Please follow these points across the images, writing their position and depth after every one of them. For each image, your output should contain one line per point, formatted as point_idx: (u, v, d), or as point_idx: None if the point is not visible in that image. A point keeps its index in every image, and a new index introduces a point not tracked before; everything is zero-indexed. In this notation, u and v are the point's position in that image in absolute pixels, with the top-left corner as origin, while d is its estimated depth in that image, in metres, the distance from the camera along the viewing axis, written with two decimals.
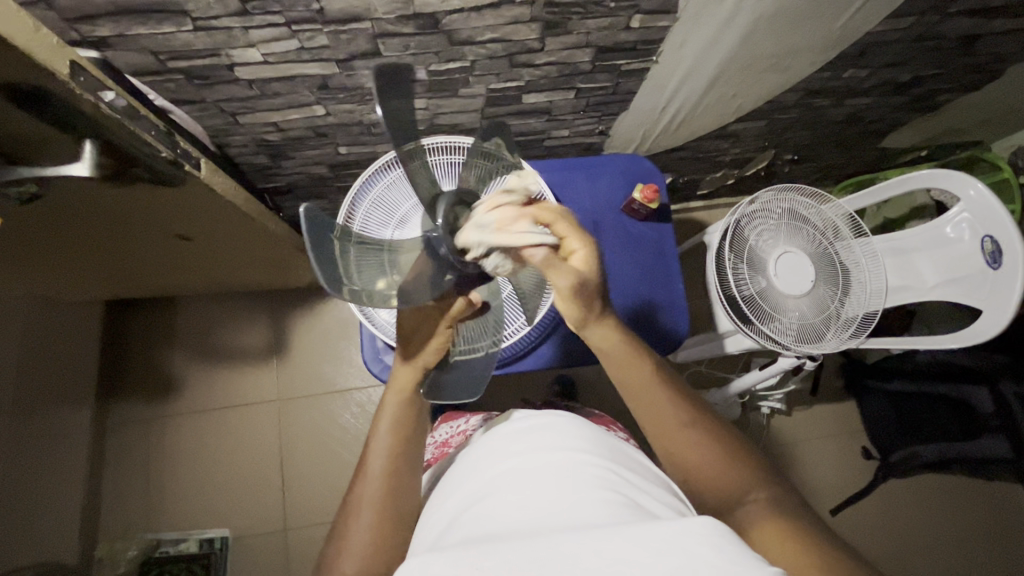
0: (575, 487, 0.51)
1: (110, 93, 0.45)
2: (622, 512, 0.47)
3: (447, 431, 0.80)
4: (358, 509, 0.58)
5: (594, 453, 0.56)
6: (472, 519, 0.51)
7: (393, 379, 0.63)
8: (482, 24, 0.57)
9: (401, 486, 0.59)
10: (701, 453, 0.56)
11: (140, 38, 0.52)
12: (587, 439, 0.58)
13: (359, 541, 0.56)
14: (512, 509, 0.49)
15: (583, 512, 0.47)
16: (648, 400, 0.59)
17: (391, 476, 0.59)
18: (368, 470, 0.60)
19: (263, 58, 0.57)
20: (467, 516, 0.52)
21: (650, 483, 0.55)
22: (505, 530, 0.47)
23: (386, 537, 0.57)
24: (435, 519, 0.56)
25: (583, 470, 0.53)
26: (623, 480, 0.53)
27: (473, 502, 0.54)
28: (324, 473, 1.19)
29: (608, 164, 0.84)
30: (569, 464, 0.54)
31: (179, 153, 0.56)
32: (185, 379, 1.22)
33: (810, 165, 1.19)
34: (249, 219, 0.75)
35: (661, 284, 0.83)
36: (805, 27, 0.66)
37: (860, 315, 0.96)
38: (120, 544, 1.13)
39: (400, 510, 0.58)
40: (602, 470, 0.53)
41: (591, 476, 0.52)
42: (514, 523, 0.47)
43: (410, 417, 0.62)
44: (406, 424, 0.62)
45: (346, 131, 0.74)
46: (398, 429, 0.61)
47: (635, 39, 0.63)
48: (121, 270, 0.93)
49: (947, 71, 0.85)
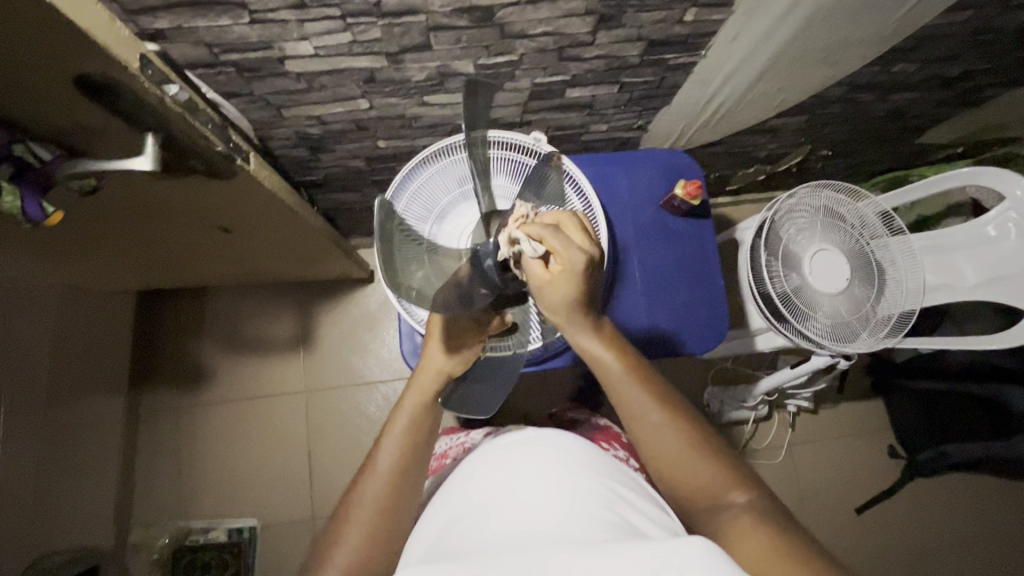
0: (571, 500, 0.52)
1: (174, 86, 0.45)
2: (615, 532, 0.49)
3: (446, 442, 0.82)
4: (357, 504, 0.58)
5: (593, 469, 0.57)
6: (474, 526, 0.52)
7: (415, 380, 0.65)
8: (536, 17, 0.56)
9: (402, 489, 0.60)
10: (674, 453, 0.57)
11: (197, 31, 0.51)
12: (586, 455, 0.59)
13: (354, 537, 0.56)
14: (509, 520, 0.51)
15: (577, 526, 0.49)
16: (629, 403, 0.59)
17: (394, 477, 0.59)
18: (375, 468, 0.60)
19: (315, 51, 0.57)
20: (462, 527, 0.53)
21: (645, 507, 0.56)
22: (496, 544, 0.49)
23: (379, 538, 0.57)
24: (430, 529, 0.57)
25: (583, 486, 0.54)
26: (620, 498, 0.55)
27: (469, 511, 0.55)
28: (352, 464, 1.20)
29: (647, 159, 0.83)
30: (573, 476, 0.55)
31: (232, 147, 0.56)
32: (214, 369, 1.23)
33: (843, 161, 1.17)
34: (289, 213, 0.75)
35: (698, 281, 0.82)
36: (860, 21, 0.64)
37: (896, 314, 0.95)
38: (152, 530, 1.15)
39: (399, 513, 0.59)
40: (601, 487, 0.55)
41: (591, 492, 0.54)
42: (511, 535, 0.49)
43: (423, 421, 0.63)
44: (417, 428, 0.62)
45: (387, 125, 0.74)
46: (408, 433, 0.62)
47: (688, 33, 0.62)
48: (157, 261, 0.94)
49: (997, 66, 0.83)
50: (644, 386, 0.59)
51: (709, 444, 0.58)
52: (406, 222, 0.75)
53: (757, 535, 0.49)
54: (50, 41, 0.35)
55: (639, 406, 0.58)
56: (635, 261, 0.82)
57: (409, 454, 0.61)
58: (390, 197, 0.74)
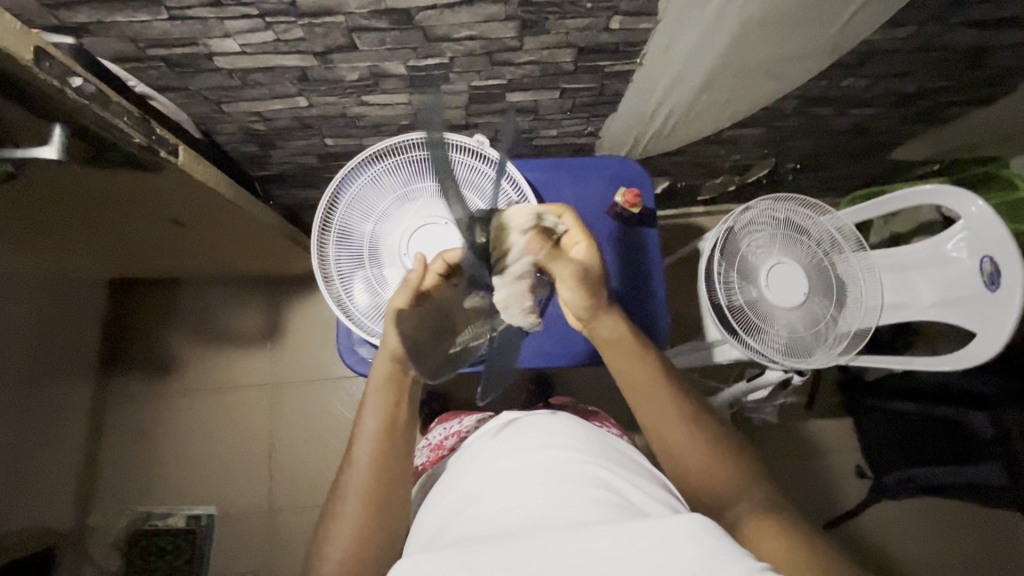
0: (563, 484, 0.53)
1: (78, 78, 0.46)
2: (611, 510, 0.50)
3: (441, 433, 0.79)
4: (344, 498, 0.59)
5: (584, 452, 0.58)
6: (467, 520, 0.53)
7: (377, 369, 0.65)
8: (457, 21, 0.56)
9: (388, 475, 0.60)
10: (695, 449, 0.59)
11: (120, 25, 0.53)
12: (577, 440, 0.60)
13: (346, 531, 0.57)
14: (504, 509, 0.52)
15: (572, 509, 0.50)
16: (647, 394, 0.62)
17: (379, 465, 0.60)
18: (352, 460, 0.61)
19: (241, 49, 0.58)
20: (461, 517, 0.54)
21: (641, 481, 0.56)
22: (496, 530, 0.49)
23: (373, 526, 0.57)
24: (433, 518, 0.58)
25: (573, 470, 0.55)
26: (613, 478, 0.55)
27: (465, 505, 0.55)
28: (311, 458, 1.22)
29: (594, 166, 0.84)
30: (560, 464, 0.56)
31: (155, 140, 0.57)
32: (182, 359, 1.25)
33: (815, 175, 1.16)
34: (234, 206, 0.76)
35: (641, 289, 0.82)
36: (796, 33, 0.64)
37: (852, 330, 0.93)
38: (113, 514, 1.16)
39: (389, 498, 0.59)
40: (591, 469, 0.55)
41: (580, 474, 0.54)
42: (507, 522, 0.50)
43: (394, 405, 0.63)
44: (389, 413, 0.63)
45: (331, 123, 0.75)
46: (379, 420, 0.62)
47: (618, 41, 0.62)
48: (119, 250, 0.96)
49: (954, 83, 0.82)
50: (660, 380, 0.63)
51: (717, 433, 0.60)
52: (348, 221, 0.77)
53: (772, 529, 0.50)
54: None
55: (658, 395, 0.62)
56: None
57: (385, 440, 0.62)
58: (331, 195, 0.76)
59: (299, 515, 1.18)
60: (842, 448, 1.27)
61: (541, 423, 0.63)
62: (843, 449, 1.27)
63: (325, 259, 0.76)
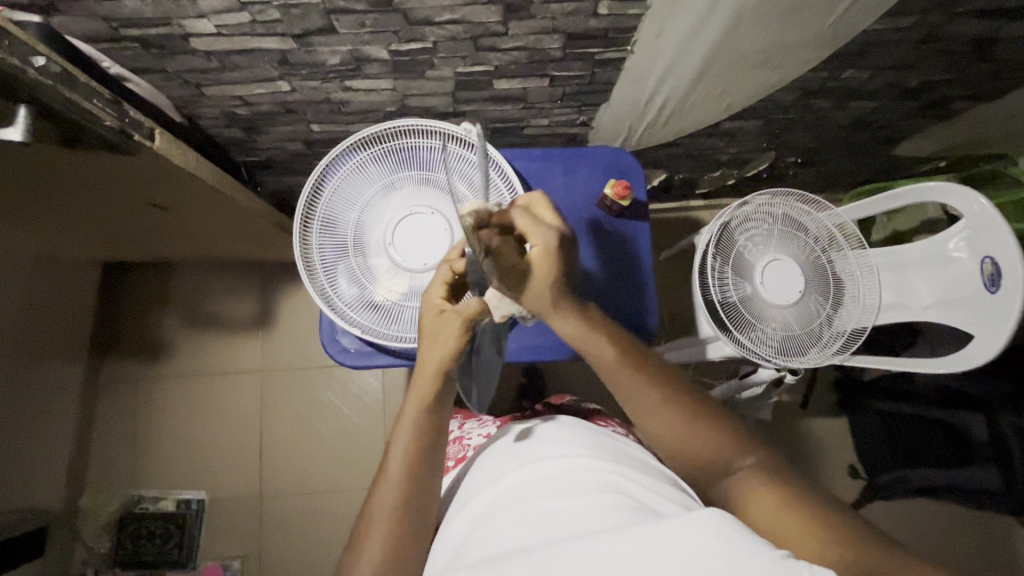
0: (584, 494, 0.52)
1: (42, 58, 0.45)
2: (628, 514, 0.49)
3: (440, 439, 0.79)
4: (375, 516, 0.58)
5: (601, 458, 0.57)
6: (490, 536, 0.52)
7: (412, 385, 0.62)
8: (438, 4, 0.54)
9: (417, 490, 0.59)
10: (680, 428, 0.57)
11: (89, 4, 0.51)
12: (593, 448, 0.59)
13: (377, 546, 0.56)
14: (525, 518, 0.52)
15: (592, 517, 0.49)
16: (624, 384, 0.59)
17: (409, 481, 0.59)
18: (385, 478, 0.59)
19: (217, 30, 0.56)
20: (483, 531, 0.53)
21: (658, 482, 0.56)
22: (516, 543, 0.49)
23: (405, 540, 0.57)
24: (460, 527, 0.58)
25: (593, 479, 0.54)
26: (631, 482, 0.55)
27: (488, 517, 0.55)
28: (300, 445, 1.22)
29: (584, 156, 0.82)
30: (578, 475, 0.55)
31: (128, 123, 0.56)
32: (174, 344, 1.25)
33: (817, 170, 1.13)
34: (218, 192, 0.75)
35: (631, 283, 0.80)
36: (794, 22, 0.61)
37: (848, 330, 0.91)
38: (104, 497, 1.17)
39: (420, 509, 0.59)
40: (609, 475, 0.55)
41: (598, 482, 0.54)
42: (528, 532, 0.50)
43: (430, 420, 0.61)
44: (424, 428, 0.61)
45: (315, 109, 0.74)
46: (415, 436, 0.60)
47: (606, 27, 0.60)
48: (107, 234, 0.95)
49: (960, 76, 0.79)
50: (636, 367, 0.60)
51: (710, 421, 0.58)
52: (334, 209, 0.76)
53: (773, 501, 0.51)
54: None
55: (631, 386, 0.59)
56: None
57: (418, 455, 0.60)
58: (315, 183, 0.74)
59: (288, 501, 1.19)
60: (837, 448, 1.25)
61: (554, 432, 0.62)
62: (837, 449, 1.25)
63: (309, 251, 0.75)
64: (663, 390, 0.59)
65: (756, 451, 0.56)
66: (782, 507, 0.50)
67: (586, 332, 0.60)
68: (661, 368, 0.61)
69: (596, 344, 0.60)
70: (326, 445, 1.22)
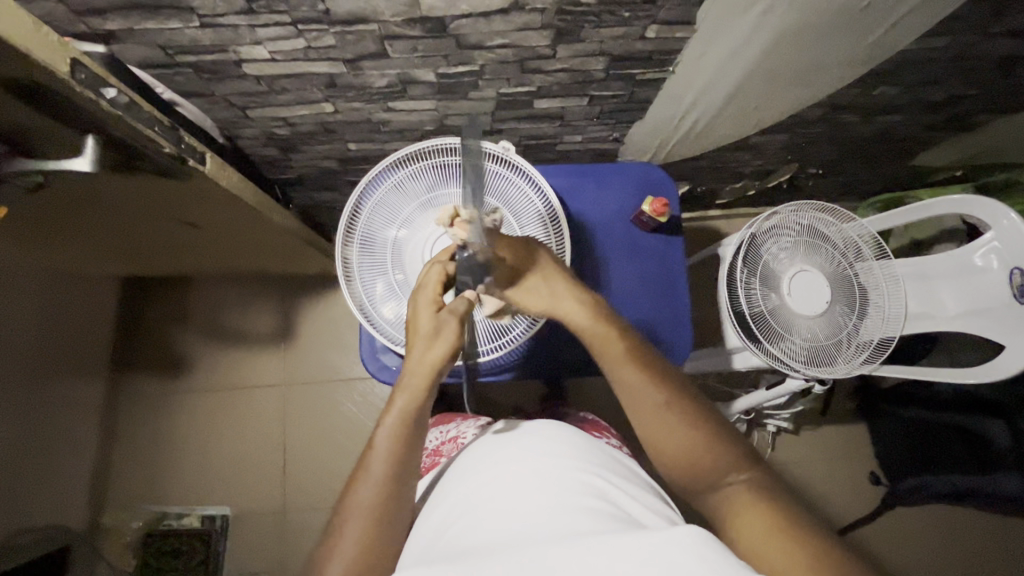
0: (563, 490, 0.50)
1: (112, 89, 0.46)
2: (609, 522, 0.47)
3: (435, 437, 0.73)
4: (351, 514, 0.54)
5: (586, 459, 0.55)
6: (463, 532, 0.49)
7: (402, 384, 0.59)
8: (491, 29, 0.55)
9: (399, 491, 0.56)
10: (679, 438, 0.55)
11: (149, 33, 0.52)
12: (576, 446, 0.57)
13: (351, 546, 0.52)
14: (504, 515, 0.49)
15: (571, 515, 0.47)
16: (625, 387, 0.58)
17: (391, 481, 0.55)
18: (367, 475, 0.55)
19: (270, 56, 0.57)
20: (455, 528, 0.50)
21: (639, 491, 0.54)
22: (494, 543, 0.46)
23: (379, 544, 0.53)
24: (430, 526, 0.54)
25: (572, 477, 0.52)
26: (614, 486, 0.53)
27: (463, 512, 0.52)
28: (323, 459, 1.21)
29: (620, 173, 0.83)
30: (555, 472, 0.52)
31: (184, 149, 0.56)
32: (195, 358, 1.25)
33: (836, 180, 1.14)
34: (256, 212, 0.76)
35: (665, 299, 0.81)
36: (834, 43, 0.62)
37: (876, 340, 0.90)
38: (125, 514, 1.16)
39: (397, 513, 0.55)
40: (593, 476, 0.52)
41: (581, 482, 0.51)
42: (507, 532, 0.47)
43: (418, 419, 0.58)
44: (412, 427, 0.58)
45: (354, 128, 0.74)
46: (403, 435, 0.57)
47: (651, 49, 0.61)
48: (135, 252, 0.95)
49: (986, 91, 0.80)
50: (638, 361, 0.58)
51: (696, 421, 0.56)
52: (371, 228, 0.74)
53: (775, 521, 0.49)
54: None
55: (635, 384, 0.57)
56: (645, 282, 0.81)
57: (405, 455, 0.56)
58: (355, 200, 0.73)
59: (311, 516, 1.18)
60: (858, 455, 1.26)
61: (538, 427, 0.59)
62: (858, 456, 1.26)
63: (349, 265, 0.74)
64: (665, 393, 0.57)
65: (751, 467, 0.55)
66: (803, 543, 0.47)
67: (592, 322, 0.61)
68: (665, 368, 0.59)
69: (603, 336, 0.60)
70: (348, 459, 1.21)
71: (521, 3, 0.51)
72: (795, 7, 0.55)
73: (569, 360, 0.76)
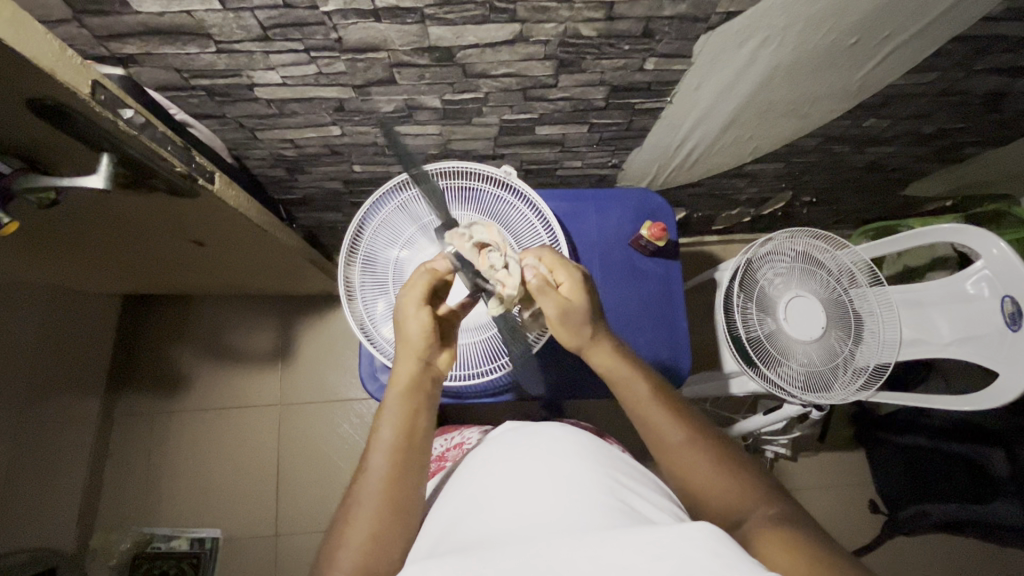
0: (570, 490, 0.46)
1: (129, 110, 0.47)
2: (619, 518, 0.43)
3: (441, 444, 0.72)
4: (357, 504, 0.53)
5: (593, 460, 0.51)
6: (467, 530, 0.46)
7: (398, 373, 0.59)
8: (496, 59, 0.57)
9: (401, 484, 0.54)
10: (700, 470, 0.53)
11: (167, 57, 0.55)
12: (585, 445, 0.53)
13: (359, 538, 0.50)
14: (507, 511, 0.46)
15: (581, 516, 0.43)
16: (654, 420, 0.57)
17: (393, 471, 0.54)
18: (368, 465, 0.55)
19: (282, 81, 0.59)
20: (461, 527, 0.47)
21: (649, 490, 0.51)
22: (496, 537, 0.43)
23: (388, 537, 0.51)
24: (432, 527, 0.51)
25: (579, 475, 0.49)
26: (623, 485, 0.49)
27: (468, 513, 0.48)
28: (316, 480, 1.19)
29: (619, 198, 0.84)
30: (565, 470, 0.49)
31: (194, 167, 0.57)
32: (192, 378, 1.24)
33: (830, 209, 1.16)
34: (262, 230, 0.77)
35: (664, 323, 0.82)
36: (824, 77, 0.65)
37: (872, 365, 0.89)
38: (115, 535, 1.14)
39: (404, 504, 0.53)
40: (599, 475, 0.49)
41: (588, 481, 0.48)
42: (512, 526, 0.44)
43: (414, 407, 0.58)
44: (409, 417, 0.57)
45: (360, 151, 0.76)
46: (400, 424, 0.56)
47: (650, 80, 0.64)
48: (139, 270, 0.96)
49: (973, 125, 0.83)
50: (667, 405, 0.58)
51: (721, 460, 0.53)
52: (372, 249, 0.74)
53: (778, 537, 0.44)
54: (9, 73, 0.37)
55: (658, 418, 0.57)
56: (644, 306, 0.82)
57: (403, 446, 0.56)
58: (359, 220, 0.72)
59: (298, 541, 1.15)
60: (858, 482, 1.23)
61: (550, 432, 0.55)
62: (859, 483, 1.23)
63: (352, 288, 0.73)
64: (688, 431, 0.55)
65: (770, 497, 0.50)
66: (786, 537, 0.44)
67: (623, 371, 0.60)
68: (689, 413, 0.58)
69: (629, 383, 0.59)
70: (340, 480, 1.19)
71: (526, 35, 0.54)
72: (789, 41, 0.57)
73: (567, 381, 0.76)
